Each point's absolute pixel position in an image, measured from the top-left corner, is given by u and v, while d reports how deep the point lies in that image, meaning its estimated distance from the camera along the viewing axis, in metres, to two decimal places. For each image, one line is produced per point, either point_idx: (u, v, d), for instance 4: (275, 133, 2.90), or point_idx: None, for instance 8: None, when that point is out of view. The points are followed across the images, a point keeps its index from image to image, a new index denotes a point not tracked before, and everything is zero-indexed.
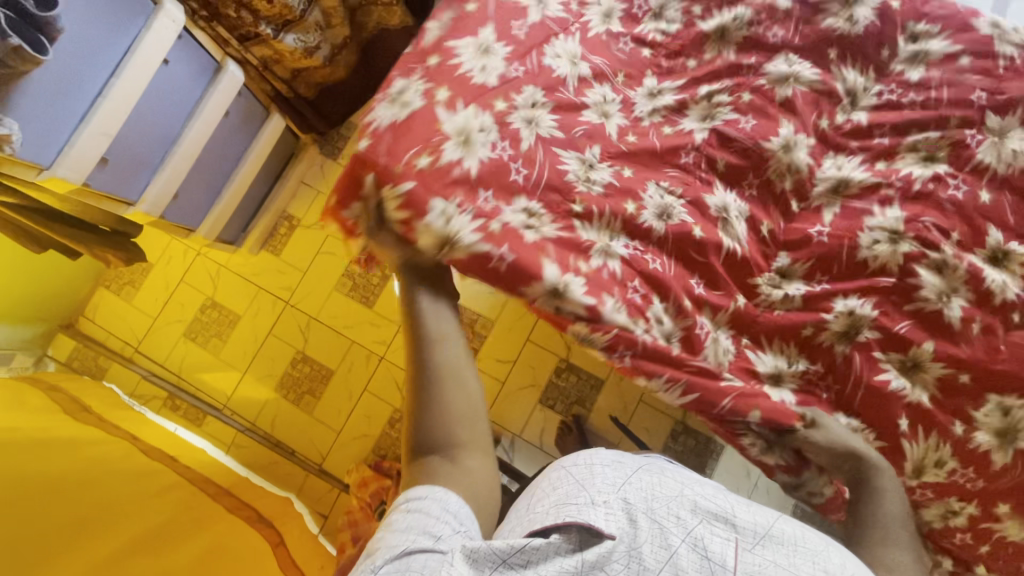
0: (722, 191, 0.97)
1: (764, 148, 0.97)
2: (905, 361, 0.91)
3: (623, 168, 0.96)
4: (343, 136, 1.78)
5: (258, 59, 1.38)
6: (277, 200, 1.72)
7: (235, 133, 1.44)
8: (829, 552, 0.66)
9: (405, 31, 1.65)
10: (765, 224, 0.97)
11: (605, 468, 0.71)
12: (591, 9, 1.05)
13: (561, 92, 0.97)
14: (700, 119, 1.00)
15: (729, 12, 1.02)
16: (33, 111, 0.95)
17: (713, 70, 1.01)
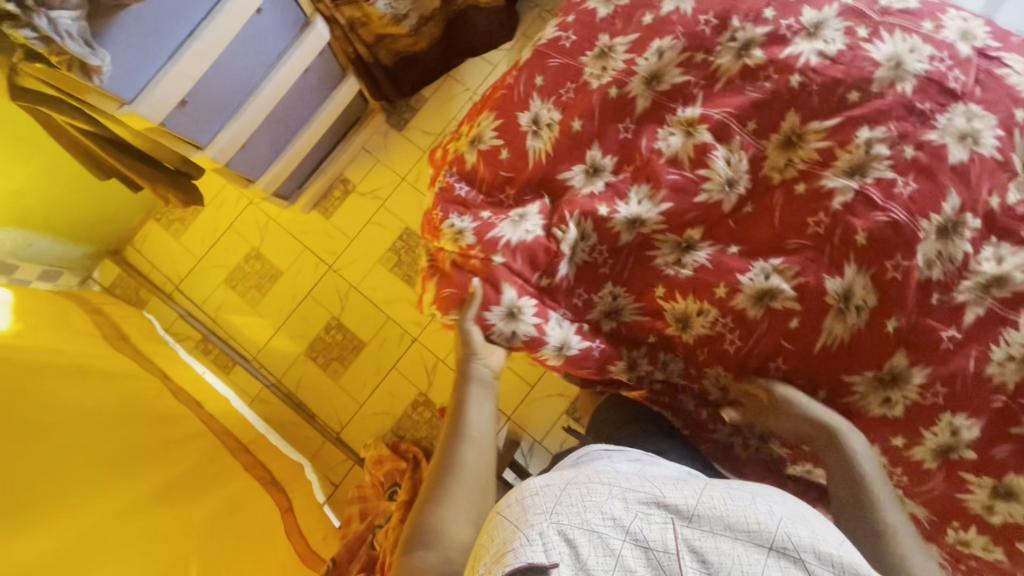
0: (854, 269, 0.70)
1: (919, 225, 0.68)
2: (996, 489, 0.68)
3: (727, 246, 0.75)
4: (412, 108, 1.75)
5: (346, 20, 1.33)
6: (337, 162, 1.69)
7: (310, 91, 1.41)
8: (756, 502, 0.60)
9: (494, 11, 1.62)
10: (892, 319, 0.69)
11: (533, 497, 0.61)
12: (719, 51, 0.75)
13: (671, 173, 0.75)
14: (848, 172, 0.70)
15: (903, 40, 0.72)
16: (126, 43, 0.94)
17: (875, 109, 0.69)
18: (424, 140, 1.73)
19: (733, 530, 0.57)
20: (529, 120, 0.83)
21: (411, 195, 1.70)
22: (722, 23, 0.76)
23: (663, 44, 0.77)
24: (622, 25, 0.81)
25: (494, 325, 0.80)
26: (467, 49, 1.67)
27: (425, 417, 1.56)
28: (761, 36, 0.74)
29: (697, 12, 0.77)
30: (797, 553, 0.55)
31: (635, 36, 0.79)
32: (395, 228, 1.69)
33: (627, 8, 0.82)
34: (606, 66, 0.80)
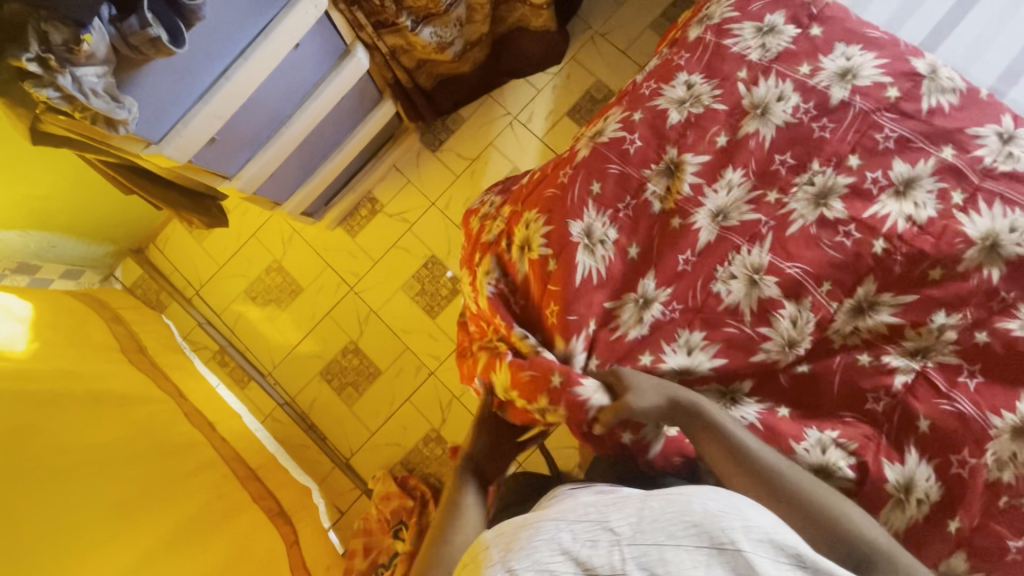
0: (915, 458, 0.69)
1: (990, 422, 0.68)
2: None
3: (777, 408, 0.74)
4: (447, 128, 1.65)
5: (387, 48, 1.25)
6: (365, 181, 1.63)
7: (344, 117, 1.33)
8: (692, 501, 0.54)
9: (544, 36, 1.51)
10: (956, 520, 0.67)
11: (486, 551, 0.56)
12: (794, 193, 0.78)
13: (731, 326, 0.75)
14: (909, 352, 0.73)
15: (1003, 216, 0.72)
16: (155, 87, 0.87)
17: (961, 292, 0.72)
18: (457, 163, 1.64)
19: (676, 537, 0.51)
20: (581, 232, 0.80)
21: (438, 221, 1.63)
22: (803, 165, 0.79)
23: (734, 178, 0.80)
24: (698, 144, 0.83)
25: (588, 398, 0.74)
26: (512, 69, 1.56)
27: (434, 455, 1.54)
28: (843, 187, 0.77)
29: (774, 148, 0.80)
30: (734, 548, 0.49)
31: (707, 158, 0.82)
32: (421, 255, 1.63)
33: (701, 118, 0.84)
34: (671, 187, 0.82)
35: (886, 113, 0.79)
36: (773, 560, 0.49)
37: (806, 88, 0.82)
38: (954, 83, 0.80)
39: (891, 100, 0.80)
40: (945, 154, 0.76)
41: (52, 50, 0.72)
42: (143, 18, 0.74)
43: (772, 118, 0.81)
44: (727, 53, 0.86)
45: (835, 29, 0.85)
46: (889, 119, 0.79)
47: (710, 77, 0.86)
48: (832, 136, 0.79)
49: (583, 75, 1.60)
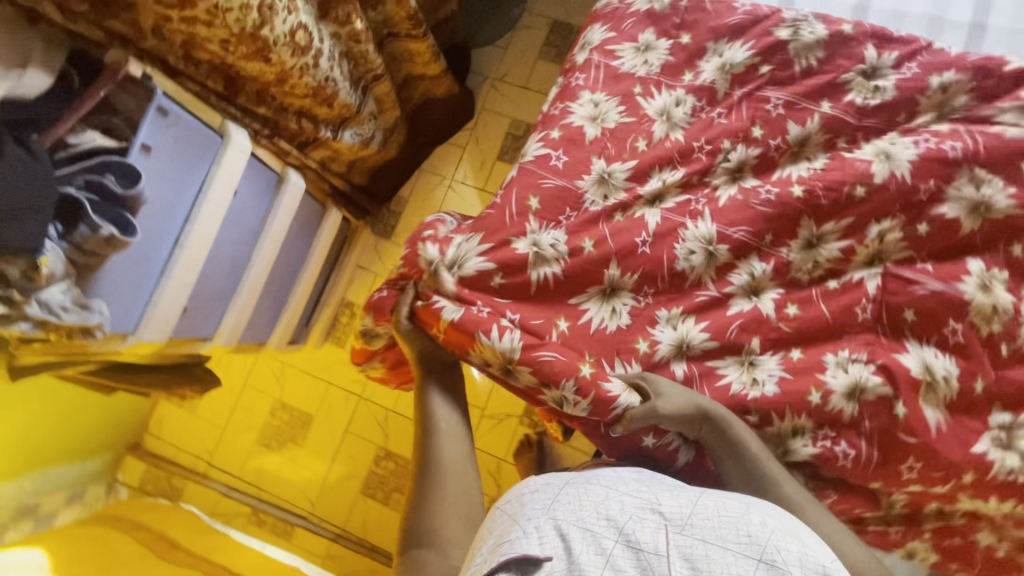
0: (917, 345, 0.82)
1: (961, 290, 0.81)
2: None
3: (790, 352, 0.82)
4: (393, 213, 1.69)
5: (316, 161, 1.28)
6: (337, 289, 1.64)
7: (299, 237, 1.35)
8: (747, 513, 0.60)
9: (450, 99, 1.58)
10: (979, 379, 0.81)
11: (535, 495, 0.64)
12: (714, 172, 0.89)
13: (702, 294, 0.84)
14: (867, 261, 0.85)
15: (882, 138, 0.86)
16: (117, 281, 0.86)
17: (886, 201, 0.83)
18: None
19: (723, 539, 0.57)
20: (528, 244, 0.86)
21: None
22: (715, 142, 0.88)
23: (665, 173, 0.89)
24: (617, 150, 0.91)
25: (617, 395, 0.77)
26: (432, 137, 1.63)
27: None
28: (753, 159, 0.88)
29: (689, 138, 0.90)
30: (781, 565, 0.54)
31: (634, 162, 0.89)
32: None
33: (617, 131, 0.92)
34: (606, 193, 0.89)
35: (767, 87, 0.90)
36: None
37: (696, 88, 0.92)
38: (816, 36, 0.89)
39: (767, 75, 0.90)
40: (824, 108, 0.87)
41: (13, 285, 0.71)
42: (91, 223, 0.74)
43: (677, 122, 0.92)
44: (620, 74, 0.95)
45: (700, 25, 0.95)
46: (773, 91, 0.89)
47: (615, 98, 0.93)
48: (730, 119, 0.89)
49: (498, 120, 1.69)
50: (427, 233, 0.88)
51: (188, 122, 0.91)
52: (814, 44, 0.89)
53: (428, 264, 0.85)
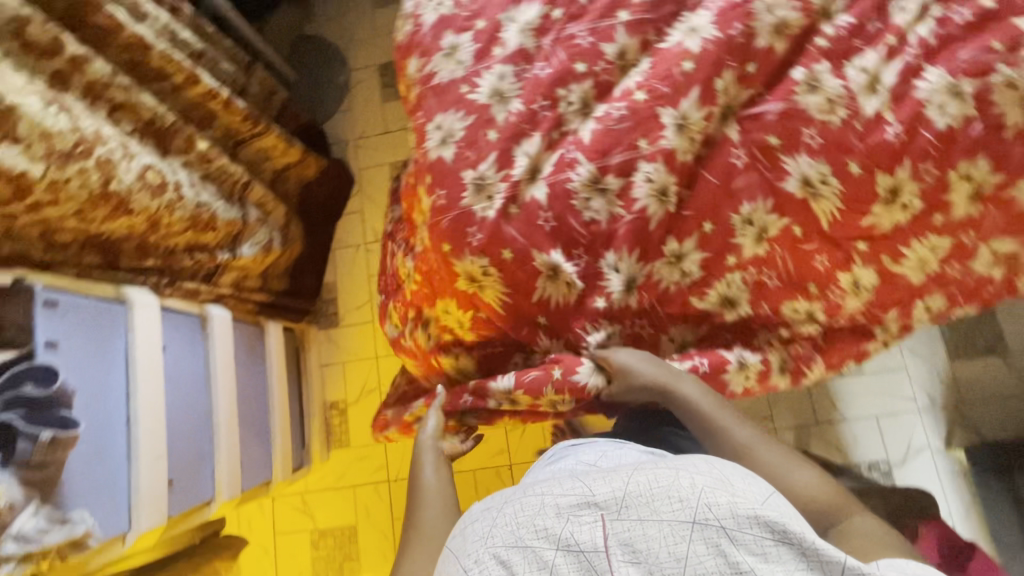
0: (792, 159, 0.78)
1: (796, 98, 0.78)
2: None
3: (703, 227, 0.80)
4: (327, 300, 1.70)
5: (230, 286, 1.28)
6: (314, 395, 1.62)
7: (251, 363, 1.34)
8: (678, 476, 0.59)
9: (324, 174, 1.64)
10: (851, 161, 0.77)
11: (474, 523, 0.61)
12: (567, 115, 0.84)
13: (620, 230, 0.80)
14: (722, 117, 0.80)
15: (683, 24, 0.82)
16: (87, 481, 0.83)
17: (713, 58, 0.79)
18: (362, 312, 1.68)
19: (658, 511, 0.55)
20: (466, 279, 0.86)
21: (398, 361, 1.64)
22: (549, 97, 0.84)
23: (524, 145, 0.84)
24: (473, 152, 0.85)
25: (586, 380, 0.84)
26: (326, 217, 1.67)
27: None
28: (591, 90, 0.84)
29: (527, 102, 0.85)
30: (716, 523, 0.54)
31: (495, 156, 0.84)
32: None
33: (468, 137, 0.86)
34: (488, 194, 0.83)
35: (567, 26, 0.87)
36: (752, 537, 0.53)
37: (512, 57, 0.88)
38: None
39: (564, 17, 0.88)
40: (623, 17, 0.85)
41: None
42: (30, 435, 0.75)
43: (510, 96, 0.86)
44: (443, 87, 0.90)
45: (488, 7, 0.92)
46: (574, 26, 0.87)
47: (451, 110, 0.88)
48: (552, 68, 0.85)
49: (377, 170, 1.74)
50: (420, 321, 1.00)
51: (83, 305, 0.89)
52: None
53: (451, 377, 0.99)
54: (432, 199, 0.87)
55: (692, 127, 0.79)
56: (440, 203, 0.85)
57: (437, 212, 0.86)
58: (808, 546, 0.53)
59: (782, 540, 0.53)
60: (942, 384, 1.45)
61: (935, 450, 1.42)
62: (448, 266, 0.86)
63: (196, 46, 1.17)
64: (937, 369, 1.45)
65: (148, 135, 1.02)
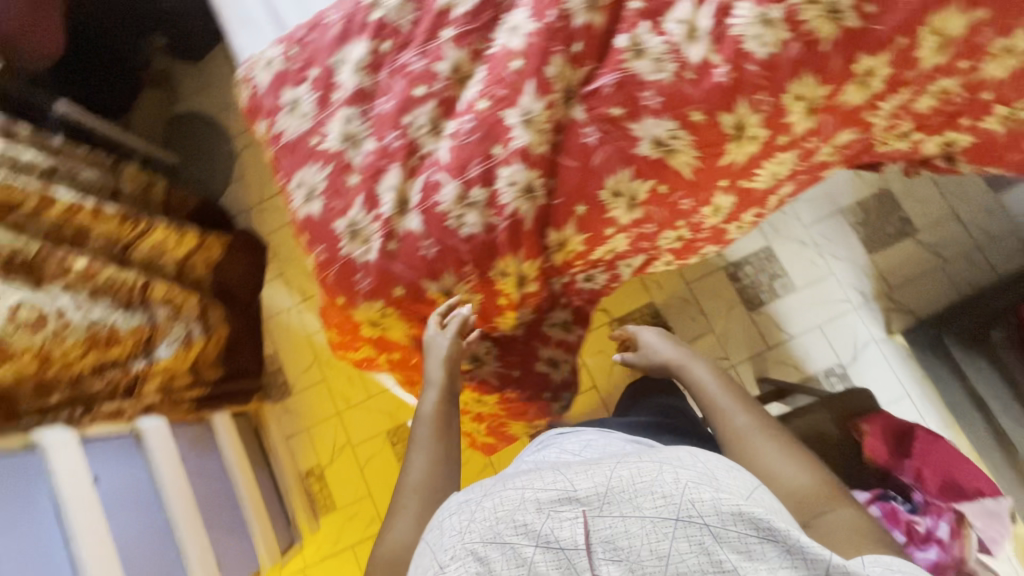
0: (639, 124, 0.80)
1: (627, 65, 0.80)
2: (861, 79, 0.81)
3: (577, 209, 0.81)
4: (274, 372, 1.66)
5: (158, 392, 1.23)
6: (287, 470, 1.59)
7: (203, 462, 1.31)
8: (662, 469, 0.56)
9: (232, 247, 1.58)
10: (693, 110, 0.79)
11: (451, 515, 0.57)
12: (420, 140, 0.84)
13: (499, 235, 0.80)
14: (565, 99, 0.81)
15: (505, 26, 0.84)
16: None
17: (539, 50, 0.80)
18: (312, 374, 1.65)
19: (640, 508, 0.53)
20: (369, 325, 0.85)
21: (361, 411, 1.62)
22: (398, 128, 0.84)
23: (387, 180, 0.83)
24: (340, 200, 0.84)
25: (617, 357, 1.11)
26: (249, 289, 1.62)
27: None
28: (436, 109, 0.84)
29: (379, 139, 0.84)
30: (700, 520, 0.52)
31: (362, 198, 0.83)
32: (384, 443, 1.59)
33: (332, 188, 0.85)
34: (365, 237, 0.82)
35: (399, 54, 0.88)
36: (735, 536, 0.51)
37: (353, 97, 0.87)
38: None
39: (393, 46, 0.88)
40: (448, 34, 0.86)
41: None
42: None
43: (362, 136, 0.86)
44: (294, 144, 0.88)
45: (317, 54, 0.90)
46: (405, 54, 0.87)
47: (308, 165, 0.87)
48: (394, 99, 0.85)
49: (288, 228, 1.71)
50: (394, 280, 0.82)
51: None
52: (402, 3, 0.89)
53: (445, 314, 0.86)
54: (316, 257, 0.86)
55: (537, 120, 0.79)
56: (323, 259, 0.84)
57: (324, 269, 0.84)
58: (794, 544, 0.51)
59: (768, 542, 0.51)
60: (868, 277, 1.51)
61: (880, 341, 1.48)
62: (349, 318, 0.86)
63: (44, 164, 1.14)
64: (860, 265, 1.52)
65: (13, 272, 0.99)
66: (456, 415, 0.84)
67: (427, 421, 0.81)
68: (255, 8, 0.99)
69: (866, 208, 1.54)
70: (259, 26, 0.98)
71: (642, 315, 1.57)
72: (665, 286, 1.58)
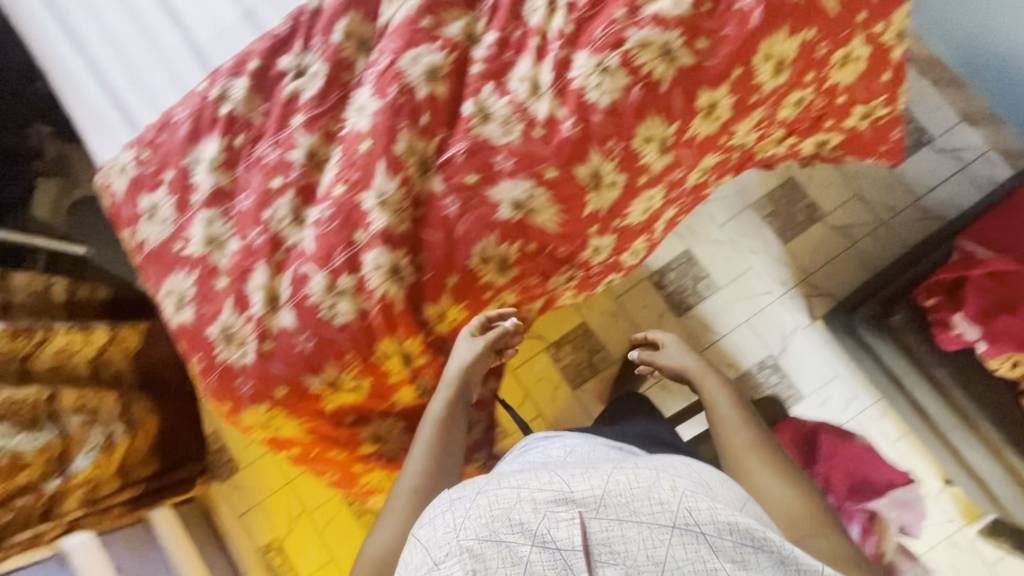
0: (496, 188, 0.79)
1: (475, 132, 0.80)
2: (707, 111, 0.82)
3: (449, 280, 0.81)
4: (218, 450, 1.61)
5: (80, 506, 1.21)
6: (244, 548, 1.56)
7: (142, 564, 1.29)
8: (658, 479, 0.57)
9: (153, 333, 1.45)
10: (548, 167, 0.79)
11: (444, 511, 0.57)
12: (284, 232, 0.82)
13: (374, 320, 0.79)
14: (421, 173, 0.80)
15: (353, 106, 0.83)
16: None
17: (385, 128, 0.79)
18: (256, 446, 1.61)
19: (637, 513, 0.54)
20: (260, 427, 0.82)
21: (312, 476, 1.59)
22: (260, 224, 0.82)
23: (254, 279, 0.81)
24: (210, 305, 0.82)
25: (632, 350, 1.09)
26: (178, 372, 1.50)
27: None
28: (296, 198, 0.82)
29: (243, 237, 0.83)
30: (695, 527, 0.53)
31: (233, 299, 0.81)
32: (338, 505, 1.57)
33: (201, 293, 0.83)
34: (240, 341, 0.80)
35: (252, 146, 0.86)
36: (730, 545, 0.53)
37: (212, 195, 0.85)
38: (243, 90, 0.87)
39: (246, 137, 0.86)
40: (298, 120, 0.84)
41: None
42: None
43: (226, 236, 0.84)
44: (158, 252, 0.86)
45: (169, 156, 0.88)
46: (259, 146, 0.85)
47: (175, 272, 0.85)
48: (253, 194, 0.84)
49: None
50: (284, 371, 0.79)
51: None
52: (247, 93, 0.87)
53: (491, 320, 0.87)
54: (195, 364, 0.83)
55: (392, 200, 0.78)
56: (203, 366, 0.82)
57: (205, 376, 0.82)
58: (788, 555, 0.53)
59: (760, 550, 0.53)
60: (786, 267, 1.55)
61: (804, 327, 1.52)
62: (238, 422, 0.83)
63: None
64: (777, 256, 1.55)
65: None
66: (462, 420, 0.83)
67: (435, 421, 0.81)
68: (107, 110, 0.95)
69: (774, 200, 1.57)
70: (111, 129, 0.95)
71: (575, 336, 1.58)
72: (593, 304, 1.59)
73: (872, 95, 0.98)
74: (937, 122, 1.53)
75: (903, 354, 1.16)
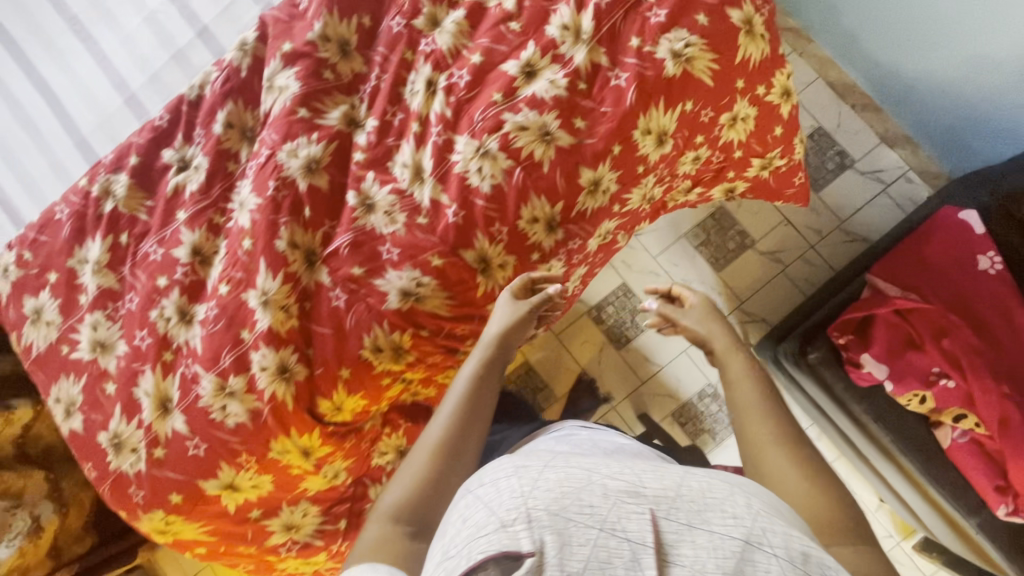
0: (382, 279, 0.79)
1: (358, 223, 0.79)
2: (592, 186, 0.82)
3: (342, 373, 0.79)
4: None
5: None
6: None
7: None
8: (731, 494, 0.47)
9: None
10: (433, 255, 0.79)
11: (507, 476, 0.48)
12: (172, 333, 0.80)
13: (265, 420, 0.77)
14: (307, 268, 0.79)
15: (238, 199, 0.82)
16: None
17: (265, 225, 0.78)
18: None
19: (709, 522, 0.44)
20: (159, 531, 0.81)
21: None
22: (146, 326, 0.81)
23: (142, 384, 0.80)
24: (100, 412, 0.81)
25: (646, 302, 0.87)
26: None
27: None
28: (182, 297, 0.81)
29: (130, 340, 0.81)
30: (769, 549, 0.42)
31: (122, 405, 0.80)
32: None
33: (90, 400, 0.81)
34: (132, 446, 0.79)
35: (137, 243, 0.84)
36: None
37: (97, 297, 0.83)
38: (126, 186, 0.85)
39: (131, 233, 0.84)
40: (182, 216, 0.83)
41: None
42: None
43: (113, 340, 0.82)
44: (44, 357, 0.83)
45: (51, 258, 0.85)
46: (144, 244, 0.83)
47: (62, 377, 0.83)
48: (139, 294, 0.82)
49: None
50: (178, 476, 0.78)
51: None
52: (129, 189, 0.85)
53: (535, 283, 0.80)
54: (88, 473, 0.81)
55: (277, 298, 0.77)
56: (95, 474, 0.80)
57: (98, 484, 0.80)
58: None
59: None
60: (721, 294, 1.56)
61: None
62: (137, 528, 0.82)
63: None
64: (712, 284, 1.57)
65: None
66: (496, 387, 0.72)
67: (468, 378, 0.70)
68: None
69: (706, 229, 1.59)
70: None
71: (519, 376, 1.59)
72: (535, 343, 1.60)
73: (767, 149, 0.99)
74: (858, 145, 1.56)
75: (822, 388, 1.16)
